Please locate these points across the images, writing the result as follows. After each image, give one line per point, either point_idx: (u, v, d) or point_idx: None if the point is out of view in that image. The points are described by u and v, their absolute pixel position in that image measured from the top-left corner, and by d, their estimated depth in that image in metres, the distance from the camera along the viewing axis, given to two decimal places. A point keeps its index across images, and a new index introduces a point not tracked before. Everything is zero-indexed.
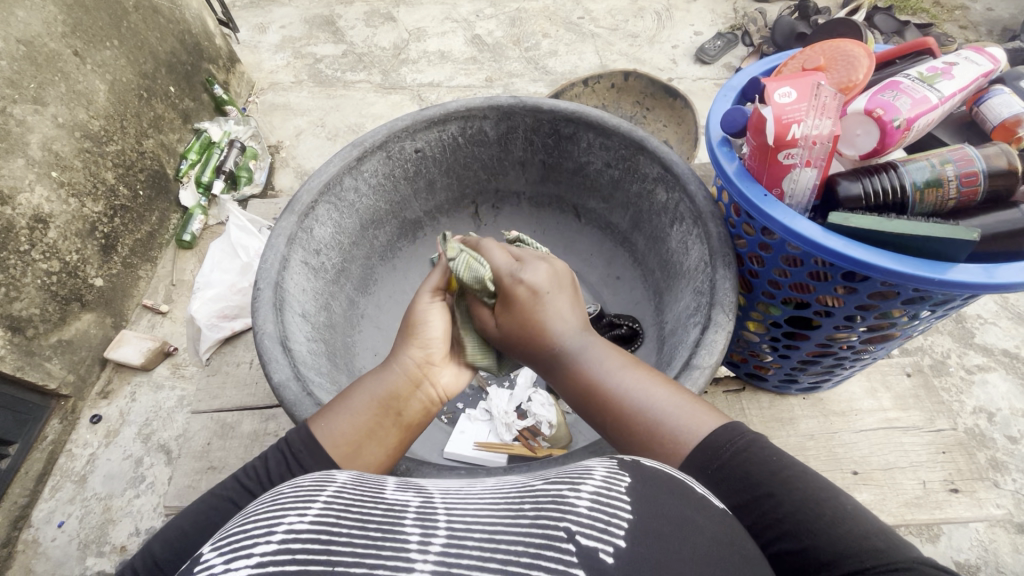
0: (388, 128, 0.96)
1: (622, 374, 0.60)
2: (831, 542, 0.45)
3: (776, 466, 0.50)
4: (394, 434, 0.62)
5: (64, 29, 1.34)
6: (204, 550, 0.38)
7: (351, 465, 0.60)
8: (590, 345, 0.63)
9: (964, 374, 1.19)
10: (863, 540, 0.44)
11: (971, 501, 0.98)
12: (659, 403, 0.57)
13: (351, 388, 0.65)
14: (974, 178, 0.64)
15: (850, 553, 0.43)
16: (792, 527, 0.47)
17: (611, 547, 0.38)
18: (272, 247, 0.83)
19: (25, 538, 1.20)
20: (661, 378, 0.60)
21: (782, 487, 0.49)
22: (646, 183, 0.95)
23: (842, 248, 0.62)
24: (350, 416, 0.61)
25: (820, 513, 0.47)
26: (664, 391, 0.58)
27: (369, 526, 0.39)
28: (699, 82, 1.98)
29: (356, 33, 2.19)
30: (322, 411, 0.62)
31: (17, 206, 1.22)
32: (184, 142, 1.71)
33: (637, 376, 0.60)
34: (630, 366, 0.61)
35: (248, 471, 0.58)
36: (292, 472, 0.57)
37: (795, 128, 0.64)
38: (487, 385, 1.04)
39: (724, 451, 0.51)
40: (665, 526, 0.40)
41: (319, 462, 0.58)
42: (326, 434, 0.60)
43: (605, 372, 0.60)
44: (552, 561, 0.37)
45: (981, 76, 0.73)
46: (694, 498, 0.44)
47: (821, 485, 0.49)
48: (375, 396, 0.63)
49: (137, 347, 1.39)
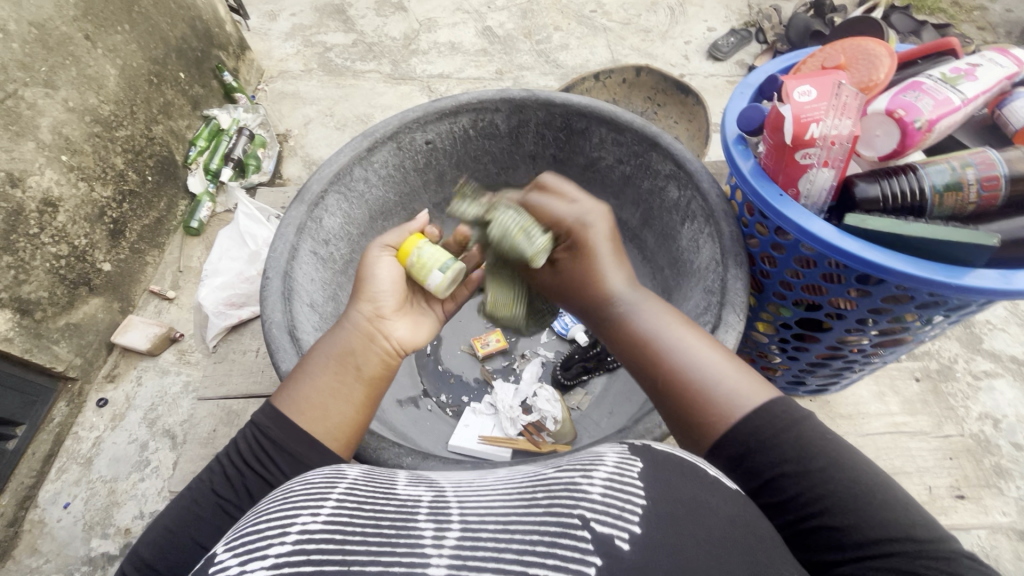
0: (399, 119, 0.96)
1: (672, 332, 0.59)
2: (876, 527, 0.44)
3: (824, 447, 0.49)
4: (354, 389, 0.62)
5: (75, 12, 1.34)
6: (219, 551, 0.39)
7: (324, 423, 0.59)
8: (644, 304, 0.63)
9: (971, 380, 1.18)
10: (910, 524, 0.45)
11: (975, 508, 0.98)
12: (708, 364, 0.55)
13: (309, 353, 0.65)
14: (995, 183, 0.63)
15: (892, 536, 0.44)
16: (836, 505, 0.46)
17: (627, 533, 0.38)
18: (281, 235, 0.83)
19: (31, 518, 1.21)
20: (717, 347, 0.58)
21: (825, 468, 0.48)
22: (658, 180, 0.94)
23: (857, 250, 0.61)
24: (309, 379, 0.61)
25: (871, 494, 0.46)
26: (714, 357, 0.56)
27: (382, 523, 0.40)
28: (711, 79, 1.96)
29: (367, 22, 2.18)
30: (284, 387, 0.62)
31: (27, 189, 1.22)
32: (193, 129, 1.71)
33: (686, 333, 0.59)
34: (684, 329, 0.60)
35: (227, 456, 0.58)
36: (269, 454, 0.57)
37: (813, 127, 0.63)
38: (491, 380, 1.05)
39: (770, 429, 0.50)
40: (679, 510, 0.40)
41: (288, 433, 0.57)
42: (290, 400, 0.60)
43: (661, 330, 0.59)
44: (567, 549, 0.37)
45: (1004, 78, 0.72)
46: (707, 480, 0.44)
47: (868, 469, 0.48)
48: (330, 356, 0.63)
49: (144, 332, 1.39)
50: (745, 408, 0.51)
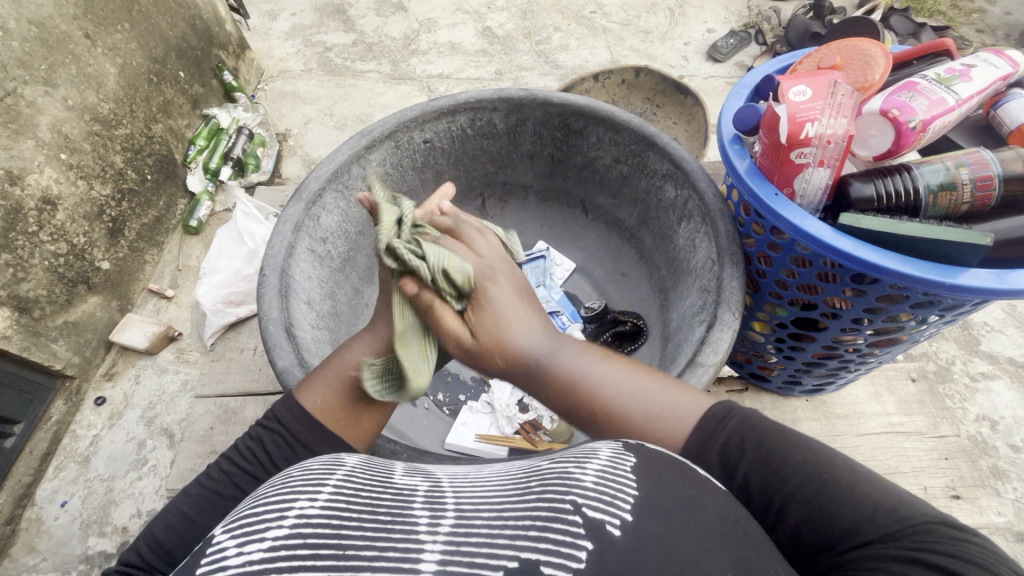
0: (397, 118, 0.96)
1: (599, 368, 0.56)
2: (850, 513, 0.43)
3: (785, 436, 0.49)
4: (389, 400, 0.62)
5: (75, 11, 1.34)
6: (218, 533, 0.39)
7: (355, 430, 0.60)
8: (558, 355, 0.56)
9: (968, 382, 1.18)
10: (882, 501, 0.43)
11: (971, 508, 0.98)
12: (642, 390, 0.54)
13: (343, 356, 0.62)
14: (989, 183, 0.64)
15: (868, 517, 0.42)
16: (810, 494, 0.45)
17: (619, 520, 0.38)
18: (279, 233, 0.83)
19: (28, 516, 1.21)
20: (637, 365, 0.57)
21: (786, 461, 0.47)
22: (655, 179, 0.94)
23: (852, 248, 0.62)
24: (348, 386, 0.60)
25: (837, 478, 0.45)
26: (642, 381, 0.54)
27: (378, 509, 0.40)
28: (711, 80, 1.96)
29: (367, 22, 2.18)
30: (319, 388, 0.60)
31: (26, 187, 1.22)
32: (192, 128, 1.71)
33: (614, 367, 0.56)
34: (601, 359, 0.56)
35: (245, 450, 0.58)
36: (298, 453, 0.57)
37: (809, 126, 0.63)
38: (488, 379, 1.04)
39: (728, 419, 0.50)
40: (670, 500, 0.40)
41: (318, 435, 0.58)
42: (325, 405, 0.59)
43: (590, 373, 0.55)
44: (559, 534, 0.37)
45: (999, 79, 0.72)
46: (698, 475, 0.44)
47: (834, 455, 0.48)
48: (372, 366, 0.62)
49: (142, 330, 1.39)
50: (703, 410, 0.51)
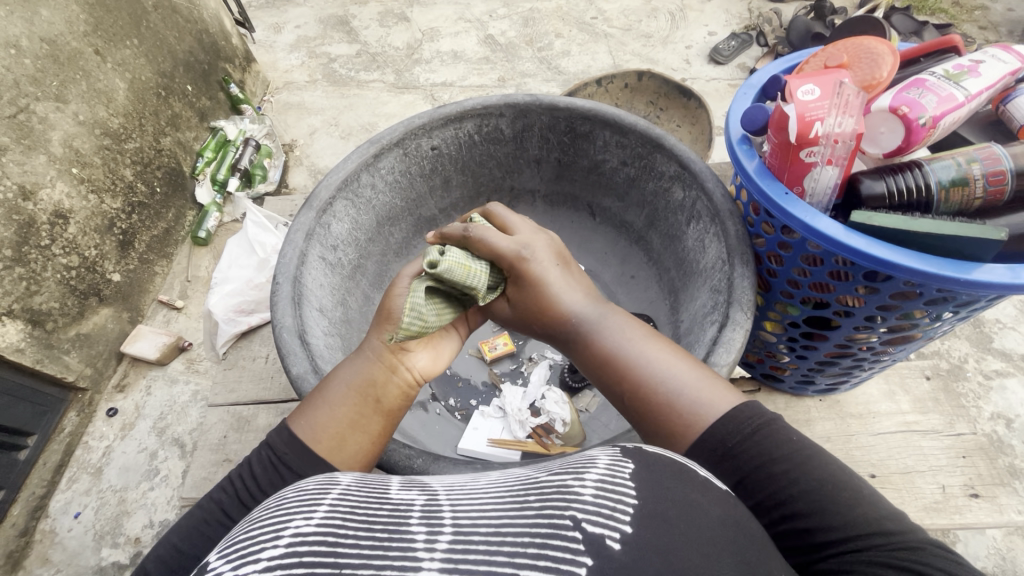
0: (405, 126, 0.97)
1: (639, 345, 0.61)
2: (841, 523, 0.46)
3: (794, 447, 0.50)
4: (376, 422, 0.62)
5: (86, 28, 1.36)
6: (213, 558, 0.39)
7: (341, 454, 0.59)
8: (604, 321, 0.63)
9: (983, 380, 1.16)
10: (875, 519, 0.45)
11: (991, 507, 0.97)
12: (673, 375, 0.57)
13: (327, 380, 0.64)
14: (1001, 178, 0.64)
15: (858, 530, 0.45)
16: (805, 505, 0.47)
17: (618, 533, 0.38)
18: (290, 241, 0.84)
19: (42, 528, 1.22)
20: (682, 354, 0.60)
21: (769, 462, 0.49)
22: (662, 180, 0.94)
23: (863, 246, 0.61)
24: (329, 408, 0.61)
25: (833, 492, 0.47)
26: (679, 366, 0.58)
27: (375, 527, 0.40)
28: (713, 82, 1.97)
29: (371, 32, 2.21)
30: (303, 407, 0.62)
31: (39, 201, 1.24)
32: (200, 141, 1.73)
33: (653, 349, 0.60)
34: (646, 339, 0.61)
35: (236, 479, 0.57)
36: (286, 479, 0.56)
37: (818, 125, 0.63)
38: (499, 383, 1.05)
39: (733, 437, 0.51)
40: (669, 511, 0.40)
41: (306, 459, 0.57)
42: (310, 430, 0.60)
43: (625, 344, 0.61)
44: (558, 550, 0.37)
45: (1008, 74, 0.72)
46: (697, 480, 0.44)
47: (836, 468, 0.50)
48: (351, 385, 0.63)
49: (153, 341, 1.41)
50: (721, 412, 0.53)
